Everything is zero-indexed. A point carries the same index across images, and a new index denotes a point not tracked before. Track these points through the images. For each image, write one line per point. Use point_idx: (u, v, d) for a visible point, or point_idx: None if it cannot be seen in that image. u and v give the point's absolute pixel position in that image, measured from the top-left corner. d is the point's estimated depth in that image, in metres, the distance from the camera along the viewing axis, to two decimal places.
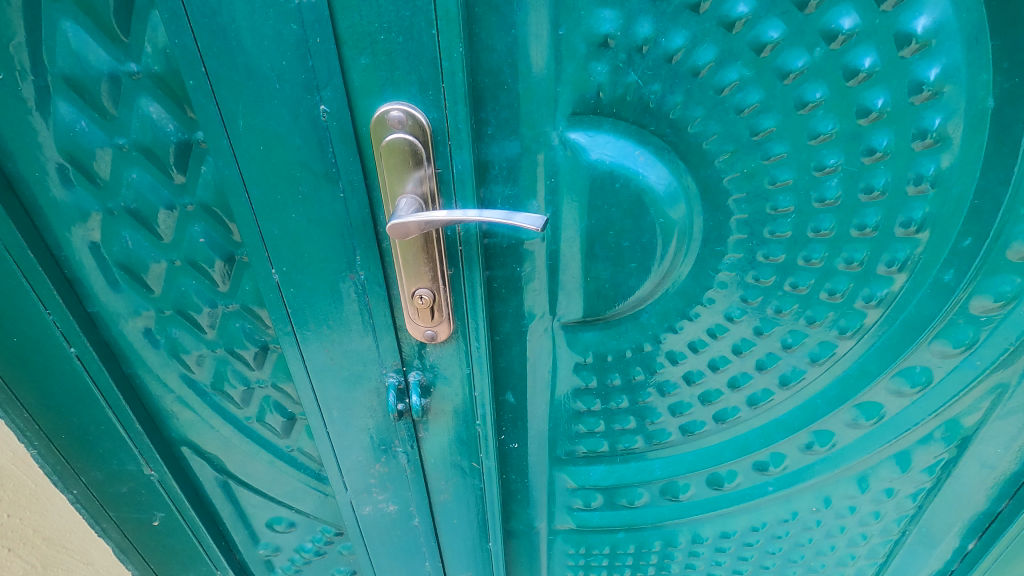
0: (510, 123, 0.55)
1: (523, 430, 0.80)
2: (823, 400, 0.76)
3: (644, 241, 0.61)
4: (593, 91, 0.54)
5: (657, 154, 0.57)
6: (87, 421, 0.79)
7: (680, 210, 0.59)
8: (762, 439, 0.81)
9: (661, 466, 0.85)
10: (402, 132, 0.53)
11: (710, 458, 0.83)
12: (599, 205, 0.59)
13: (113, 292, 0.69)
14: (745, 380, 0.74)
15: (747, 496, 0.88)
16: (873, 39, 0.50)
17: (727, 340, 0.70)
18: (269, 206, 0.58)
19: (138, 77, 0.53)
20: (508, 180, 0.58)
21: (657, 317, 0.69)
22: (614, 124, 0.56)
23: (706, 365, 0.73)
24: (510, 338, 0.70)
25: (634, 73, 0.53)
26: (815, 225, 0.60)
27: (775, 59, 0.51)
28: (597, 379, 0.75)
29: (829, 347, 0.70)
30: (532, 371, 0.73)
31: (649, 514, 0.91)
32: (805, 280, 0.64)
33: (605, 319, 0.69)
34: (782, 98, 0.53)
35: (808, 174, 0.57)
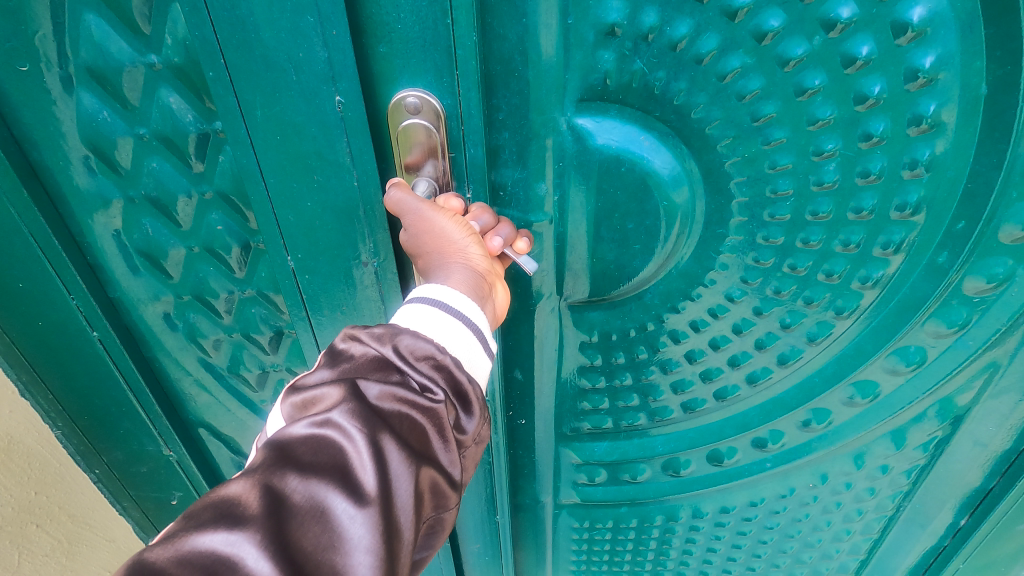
0: (520, 110, 0.58)
1: (529, 406, 0.83)
2: (820, 378, 0.79)
3: (648, 223, 0.63)
4: (600, 77, 0.56)
5: (661, 139, 0.59)
6: (109, 402, 0.83)
7: (684, 194, 0.61)
8: (762, 417, 0.84)
9: (663, 443, 0.88)
10: (417, 118, 0.55)
11: (710, 435, 0.86)
12: (606, 187, 0.62)
13: (132, 276, 0.72)
14: (745, 359, 0.76)
15: (746, 472, 0.91)
16: (871, 28, 0.51)
17: (728, 320, 0.72)
18: (284, 194, 0.60)
19: (158, 69, 0.55)
20: (518, 163, 0.61)
21: (660, 297, 0.71)
22: (620, 110, 0.58)
23: (707, 344, 0.75)
24: (518, 316, 0.73)
25: (640, 61, 0.55)
26: (813, 208, 0.62)
27: (776, 47, 0.53)
28: (601, 357, 0.78)
29: (827, 326, 0.72)
30: (539, 350, 0.77)
31: (650, 489, 0.95)
32: (803, 261, 0.66)
33: (610, 298, 0.71)
34: (782, 85, 0.55)
35: (806, 159, 0.59)
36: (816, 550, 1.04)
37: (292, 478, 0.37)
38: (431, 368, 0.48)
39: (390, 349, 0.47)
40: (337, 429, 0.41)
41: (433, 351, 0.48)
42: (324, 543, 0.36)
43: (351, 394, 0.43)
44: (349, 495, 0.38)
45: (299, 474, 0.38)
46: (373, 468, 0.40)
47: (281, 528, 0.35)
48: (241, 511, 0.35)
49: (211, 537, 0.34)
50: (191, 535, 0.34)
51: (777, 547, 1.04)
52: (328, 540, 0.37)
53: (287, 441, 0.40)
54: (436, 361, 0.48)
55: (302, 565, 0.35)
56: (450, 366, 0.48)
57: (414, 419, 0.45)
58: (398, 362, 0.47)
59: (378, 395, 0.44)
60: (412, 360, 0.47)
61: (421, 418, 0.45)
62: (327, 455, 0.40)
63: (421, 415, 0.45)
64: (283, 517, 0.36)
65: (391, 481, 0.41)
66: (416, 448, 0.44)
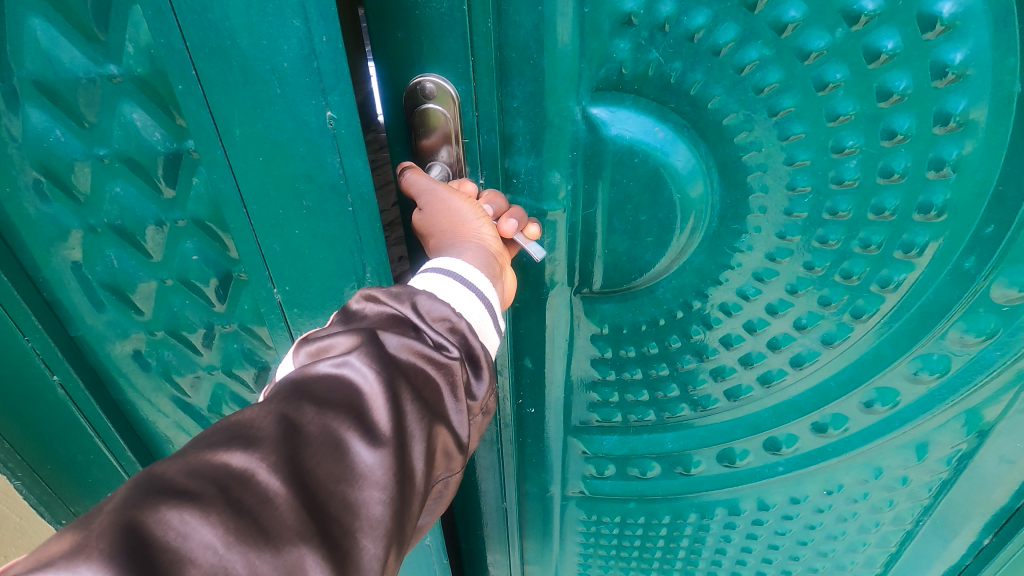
0: (534, 97, 0.55)
1: (542, 396, 0.80)
2: (835, 382, 0.73)
3: (661, 216, 0.60)
4: (615, 67, 0.53)
5: (676, 131, 0.55)
6: (75, 449, 0.76)
7: (699, 188, 0.58)
8: (774, 419, 0.78)
9: (673, 440, 0.83)
10: (433, 103, 0.55)
11: (721, 435, 0.81)
12: (619, 178, 0.59)
13: (98, 312, 0.66)
14: (759, 359, 0.71)
15: (756, 475, 0.85)
16: (896, 21, 0.46)
17: (742, 318, 0.68)
18: (269, 222, 0.56)
19: (119, 80, 0.50)
20: (531, 152, 0.58)
21: (672, 292, 0.67)
22: (635, 100, 0.55)
23: (719, 341, 0.70)
24: (529, 305, 0.70)
25: (655, 51, 0.52)
26: (831, 206, 0.57)
27: (795, 39, 0.49)
28: (612, 350, 0.74)
29: (845, 329, 0.67)
30: (550, 340, 0.73)
31: (659, 486, 0.90)
32: (820, 260, 0.61)
33: (623, 290, 0.68)
34: (803, 78, 0.51)
35: (825, 155, 0.55)
36: (829, 559, 0.98)
37: (309, 411, 0.34)
38: (446, 331, 0.44)
39: (407, 306, 0.43)
40: (354, 369, 0.37)
41: (450, 314, 0.44)
42: (335, 480, 0.33)
43: (371, 339, 0.39)
44: (363, 438, 0.35)
45: (313, 410, 0.35)
46: (391, 414, 0.37)
47: (298, 456, 0.32)
48: (256, 433, 0.32)
49: (223, 455, 0.31)
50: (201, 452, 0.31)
51: (789, 553, 0.98)
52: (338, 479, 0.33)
53: (303, 377, 0.37)
54: (451, 325, 0.44)
55: (318, 496, 0.32)
56: (465, 331, 0.44)
57: (430, 376, 0.41)
58: (415, 319, 0.43)
59: (397, 345, 0.40)
60: (428, 318, 0.43)
61: (436, 376, 0.41)
62: (343, 395, 0.36)
63: (436, 372, 0.41)
64: (295, 449, 0.33)
65: (407, 431, 0.38)
66: (432, 404, 0.40)
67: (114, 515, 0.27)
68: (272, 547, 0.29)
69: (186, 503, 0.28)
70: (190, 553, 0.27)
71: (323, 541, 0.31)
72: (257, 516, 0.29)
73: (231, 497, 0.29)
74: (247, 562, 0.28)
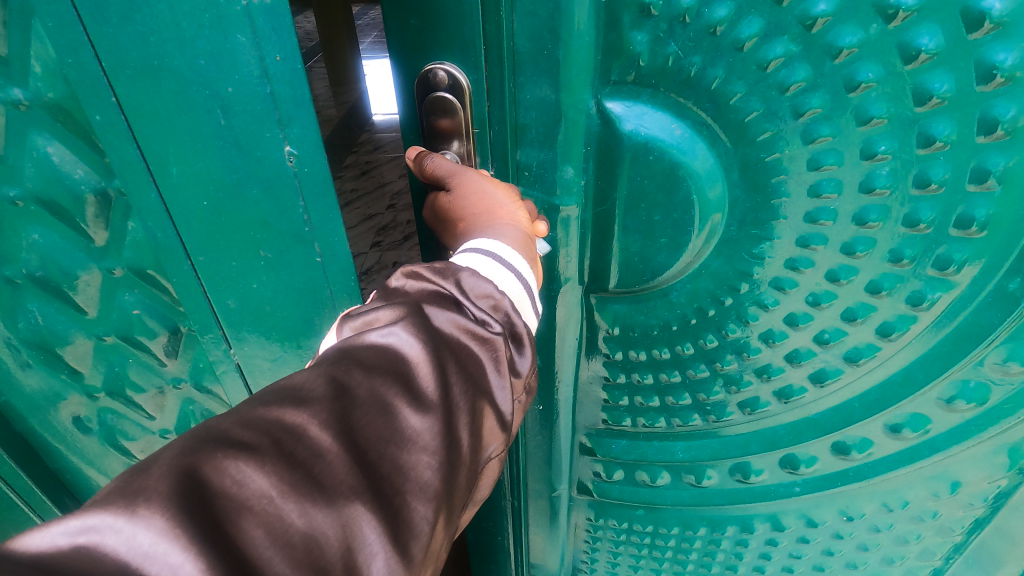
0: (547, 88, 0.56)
1: (551, 395, 0.81)
2: (860, 403, 0.68)
3: (676, 216, 0.59)
4: (632, 61, 0.53)
5: (695, 129, 0.55)
6: (16, 517, 0.84)
7: (717, 189, 0.57)
8: (791, 436, 0.74)
9: (683, 450, 0.82)
10: (445, 92, 0.57)
11: (734, 448, 0.78)
12: (633, 175, 0.58)
13: (23, 371, 0.71)
14: (776, 372, 0.68)
15: (771, 493, 0.81)
16: (938, 16, 0.43)
17: (760, 327, 0.65)
18: (217, 261, 0.62)
19: (26, 108, 0.53)
20: (543, 144, 0.59)
21: (687, 297, 0.66)
22: (652, 95, 0.54)
23: (735, 350, 0.68)
24: (541, 300, 0.71)
25: (674, 44, 0.51)
26: (860, 215, 0.54)
27: (824, 35, 0.46)
28: (622, 351, 0.75)
29: (872, 347, 0.63)
30: (560, 338, 0.74)
31: (668, 496, 0.89)
32: (847, 272, 0.58)
33: (636, 291, 0.67)
34: (832, 77, 0.48)
35: (855, 161, 0.51)
36: None
37: (357, 375, 0.37)
38: (489, 308, 0.45)
39: (450, 282, 0.45)
40: (400, 339, 0.40)
41: (493, 291, 0.45)
42: (383, 441, 0.35)
43: (414, 312, 0.41)
44: (407, 403, 0.37)
45: (363, 375, 0.37)
46: (434, 382, 0.39)
47: (348, 416, 0.35)
48: (308, 393, 0.34)
49: (279, 411, 0.33)
50: (258, 408, 0.33)
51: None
52: (387, 440, 0.35)
53: (352, 345, 0.39)
54: (495, 302, 0.45)
55: (367, 455, 0.34)
56: (508, 309, 0.45)
57: (472, 351, 0.42)
58: (456, 295, 0.44)
59: (439, 318, 0.42)
60: (470, 294, 0.45)
61: (478, 351, 0.43)
62: (390, 362, 0.38)
63: (477, 347, 0.43)
64: (347, 409, 0.35)
65: (449, 401, 0.39)
66: (475, 377, 0.42)
67: (173, 460, 0.29)
68: (325, 500, 0.31)
69: (244, 454, 0.30)
70: (248, 499, 0.29)
71: (373, 498, 0.33)
72: (311, 469, 0.32)
73: (286, 449, 0.31)
74: (303, 512, 0.30)
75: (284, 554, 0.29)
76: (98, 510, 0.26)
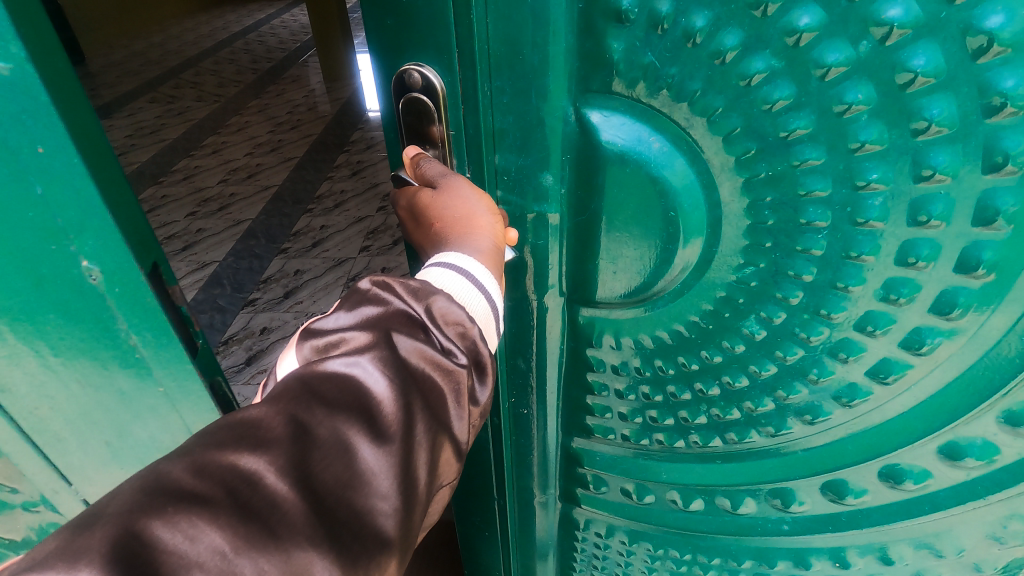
0: (524, 94, 0.54)
1: (531, 397, 0.80)
2: (854, 445, 0.64)
3: (655, 230, 0.58)
4: (609, 70, 0.52)
5: (675, 142, 0.53)
6: None
7: (696, 203, 0.55)
8: (780, 471, 0.71)
9: (668, 472, 0.80)
10: (422, 93, 0.56)
11: (719, 475, 0.76)
12: (611, 186, 0.57)
13: None
14: (763, 404, 0.66)
15: (757, 527, 0.78)
16: (936, 36, 0.40)
17: (747, 356, 0.64)
18: (49, 330, 0.63)
19: None
20: (520, 150, 0.58)
21: (668, 313, 0.65)
22: (631, 106, 0.53)
23: (720, 377, 0.67)
24: (521, 306, 0.70)
25: (651, 54, 0.50)
26: (852, 248, 0.51)
27: (809, 51, 0.45)
28: (608, 364, 0.74)
29: (864, 389, 0.59)
30: (542, 343, 0.73)
31: (653, 515, 0.87)
32: (837, 307, 0.55)
33: (618, 304, 0.67)
34: (818, 96, 0.46)
35: (845, 187, 0.49)
36: None
37: (318, 414, 0.36)
38: (456, 336, 0.44)
39: (422, 306, 0.43)
40: (364, 370, 0.39)
41: (464, 318, 0.44)
42: (343, 484, 0.35)
43: (381, 341, 0.40)
44: (368, 442, 0.36)
45: (323, 413, 0.36)
46: (398, 419, 0.38)
47: (307, 459, 0.34)
48: (266, 436, 0.34)
49: (233, 456, 0.33)
50: (213, 452, 0.33)
51: None
52: (347, 483, 0.35)
53: (313, 375, 0.38)
54: (463, 329, 0.44)
55: (326, 499, 0.34)
56: (476, 337, 0.44)
57: (436, 382, 0.42)
58: (425, 321, 0.43)
59: (406, 347, 0.41)
60: (440, 322, 0.43)
61: (442, 383, 0.42)
62: (353, 398, 0.37)
63: (441, 378, 0.42)
64: (305, 452, 0.34)
65: (412, 436, 0.39)
66: (438, 408, 0.41)
67: (118, 520, 0.29)
68: (281, 551, 0.31)
69: (194, 509, 0.30)
70: (197, 557, 0.29)
71: (333, 545, 0.33)
72: (266, 520, 0.31)
73: (239, 500, 0.31)
74: (257, 567, 0.30)
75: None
76: (38, 574, 0.27)
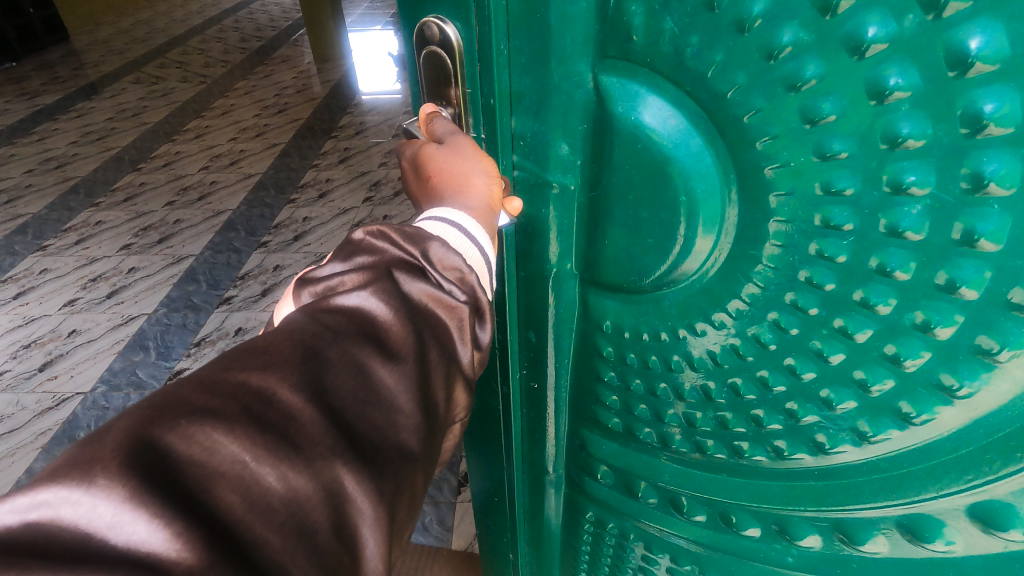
0: (541, 56, 0.52)
1: (543, 372, 0.79)
2: (871, 488, 0.57)
3: (663, 217, 0.53)
4: (625, 33, 0.49)
5: (693, 121, 0.49)
6: None
7: (710, 190, 0.51)
8: (786, 498, 0.65)
9: (671, 474, 0.76)
10: (441, 45, 0.55)
11: (722, 489, 0.71)
12: (620, 163, 0.53)
13: None
14: (772, 422, 0.61)
15: (761, 553, 0.72)
16: (1000, 13, 0.33)
17: (757, 366, 0.59)
18: None
19: None
20: (536, 116, 0.56)
21: (678, 309, 0.61)
22: (648, 75, 0.49)
23: (727, 385, 0.63)
24: (534, 278, 0.69)
25: (670, 18, 0.46)
26: (880, 258, 0.45)
27: (843, 26, 0.39)
28: (614, 350, 0.70)
29: (883, 427, 0.52)
30: (556, 317, 0.72)
31: (654, 518, 0.82)
32: (860, 328, 0.49)
33: (626, 291, 0.63)
34: (850, 78, 0.40)
35: (876, 189, 0.43)
36: None
37: (327, 340, 0.39)
38: (456, 280, 0.47)
39: (420, 249, 0.46)
40: (369, 303, 0.42)
41: (463, 266, 0.47)
42: (358, 401, 0.38)
43: (383, 278, 0.43)
44: (377, 363, 0.40)
45: (332, 339, 0.39)
46: (402, 345, 0.41)
47: (319, 378, 0.37)
48: (278, 360, 0.36)
49: (248, 375, 0.35)
50: (229, 372, 0.35)
51: None
52: (361, 400, 0.38)
53: (320, 309, 0.41)
54: (462, 275, 0.47)
55: (343, 414, 0.37)
56: (474, 284, 0.47)
57: (437, 316, 0.45)
58: (423, 264, 0.45)
59: (407, 283, 0.44)
60: (437, 269, 0.46)
61: (443, 317, 0.45)
62: (357, 327, 0.40)
63: (443, 313, 0.45)
64: (318, 371, 0.37)
65: (417, 363, 0.42)
66: (443, 337, 0.44)
67: (131, 430, 0.31)
68: (303, 460, 0.34)
69: (211, 423, 0.32)
70: (218, 466, 0.31)
71: (352, 457, 0.36)
72: (285, 431, 0.34)
73: (256, 415, 0.34)
74: (280, 475, 0.33)
75: (264, 517, 0.32)
76: (48, 486, 0.28)
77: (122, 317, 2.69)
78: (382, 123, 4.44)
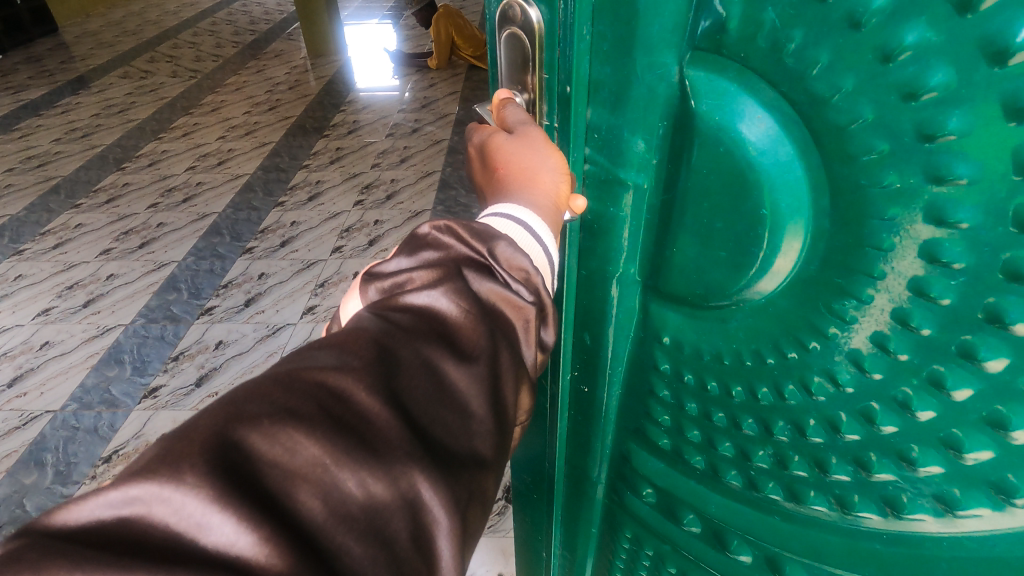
0: (625, 43, 0.50)
1: (596, 375, 0.77)
2: (948, 564, 0.53)
3: (740, 228, 0.51)
4: (718, 23, 0.45)
5: (785, 126, 0.45)
6: None
7: (794, 203, 0.48)
8: (843, 556, 0.61)
9: (717, 506, 0.73)
10: (523, 29, 0.55)
11: (770, 535, 0.68)
12: (700, 167, 0.51)
13: None
14: (840, 470, 0.57)
15: None
16: None
17: (830, 404, 0.55)
18: None
19: None
20: (613, 107, 0.54)
21: (747, 331, 0.58)
22: (740, 72, 0.45)
23: (793, 420, 0.59)
24: (595, 276, 0.67)
25: (772, 9, 0.42)
26: (996, 309, 0.41)
27: (984, 25, 0.34)
28: (670, 365, 0.68)
29: (977, 497, 0.48)
30: (615, 318, 0.70)
31: (694, 547, 0.79)
32: (962, 385, 0.45)
33: (693, 303, 0.61)
34: (984, 89, 0.36)
35: (1003, 227, 0.39)
36: None
37: (399, 338, 0.37)
38: (523, 282, 0.45)
39: (486, 247, 0.45)
40: (439, 302, 0.41)
41: (529, 268, 0.45)
42: (432, 403, 0.36)
43: (453, 276, 0.42)
44: (450, 363, 0.38)
45: (404, 338, 0.37)
46: (472, 344, 0.40)
47: (394, 378, 0.35)
48: (354, 358, 0.35)
49: (324, 373, 0.34)
50: (303, 369, 0.34)
51: None
52: (434, 402, 0.36)
53: (389, 308, 0.40)
54: (527, 275, 0.45)
55: (418, 416, 0.35)
56: (539, 285, 0.46)
57: (504, 315, 0.43)
58: (490, 262, 0.44)
59: (475, 280, 0.43)
60: (503, 270, 0.44)
61: (508, 316, 0.43)
62: (427, 326, 0.39)
63: (509, 311, 0.44)
64: (392, 370, 0.36)
65: (489, 364, 0.40)
66: (510, 337, 0.43)
67: (213, 427, 0.29)
68: (383, 466, 0.32)
69: (293, 422, 0.31)
70: (300, 468, 0.30)
71: (429, 462, 0.34)
72: (363, 435, 0.32)
73: (336, 414, 0.32)
74: (361, 481, 0.31)
75: (345, 525, 0.30)
76: (137, 483, 0.27)
77: (98, 328, 2.65)
78: (374, 123, 4.39)
